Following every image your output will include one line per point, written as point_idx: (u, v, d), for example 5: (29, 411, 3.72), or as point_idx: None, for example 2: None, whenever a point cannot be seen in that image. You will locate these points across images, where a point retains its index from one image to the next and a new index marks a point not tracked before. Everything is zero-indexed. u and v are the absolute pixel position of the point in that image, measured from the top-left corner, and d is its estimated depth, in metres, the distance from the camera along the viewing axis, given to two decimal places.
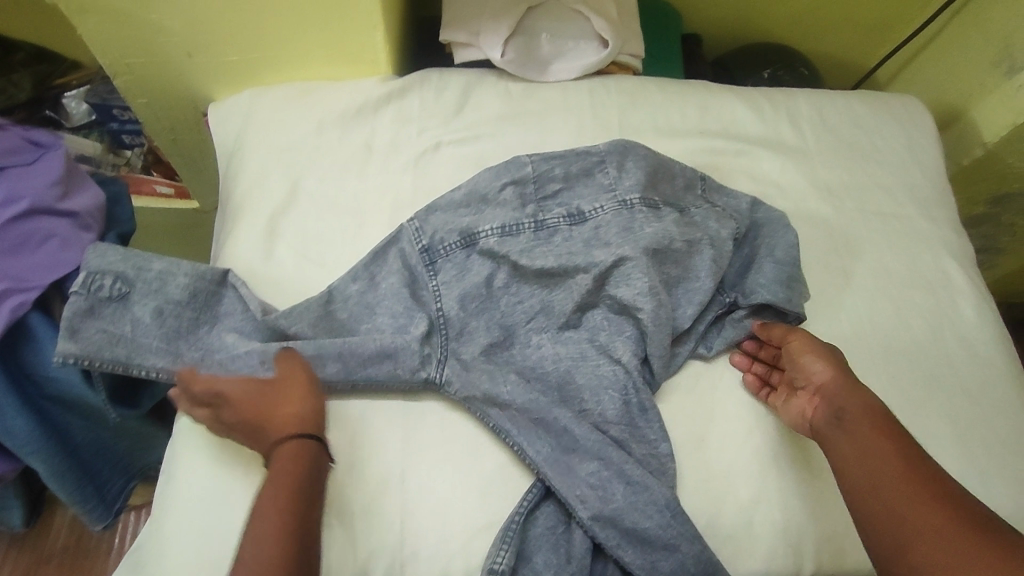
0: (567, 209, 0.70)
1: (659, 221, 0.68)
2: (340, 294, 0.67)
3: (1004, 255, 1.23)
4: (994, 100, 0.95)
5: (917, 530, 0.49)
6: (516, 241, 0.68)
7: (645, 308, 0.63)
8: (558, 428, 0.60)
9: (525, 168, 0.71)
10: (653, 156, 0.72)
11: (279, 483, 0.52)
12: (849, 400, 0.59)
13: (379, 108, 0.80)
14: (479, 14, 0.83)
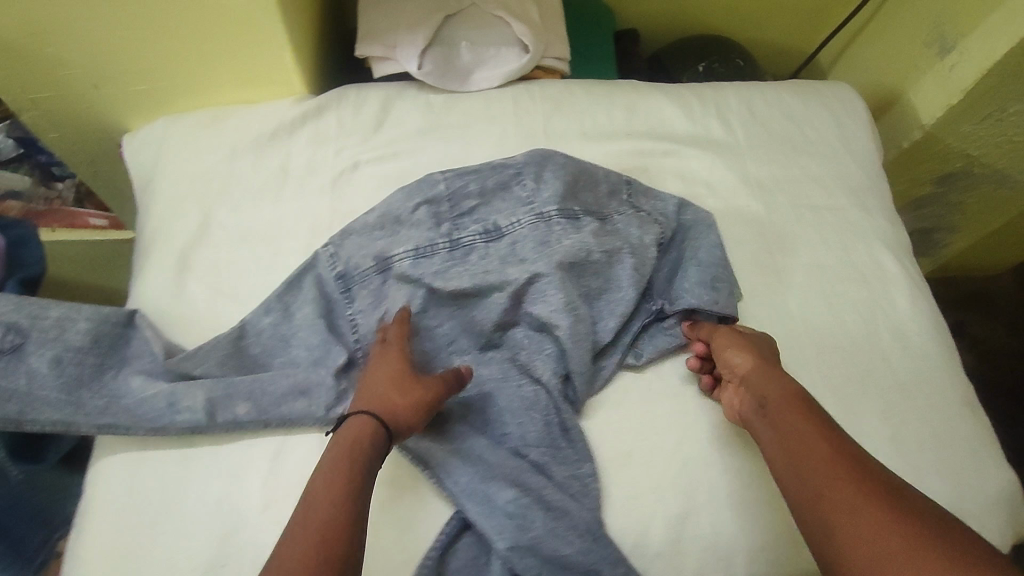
0: (484, 225, 0.68)
1: (577, 232, 0.67)
2: (252, 329, 0.65)
3: (958, 234, 1.23)
4: (929, 81, 0.93)
5: (848, 513, 0.50)
6: (430, 263, 0.66)
7: (562, 325, 0.63)
8: (475, 457, 0.59)
9: (438, 186, 0.70)
10: (573, 163, 0.71)
11: (352, 443, 0.54)
12: (767, 389, 0.60)
13: (294, 130, 0.78)
14: (393, 26, 0.81)
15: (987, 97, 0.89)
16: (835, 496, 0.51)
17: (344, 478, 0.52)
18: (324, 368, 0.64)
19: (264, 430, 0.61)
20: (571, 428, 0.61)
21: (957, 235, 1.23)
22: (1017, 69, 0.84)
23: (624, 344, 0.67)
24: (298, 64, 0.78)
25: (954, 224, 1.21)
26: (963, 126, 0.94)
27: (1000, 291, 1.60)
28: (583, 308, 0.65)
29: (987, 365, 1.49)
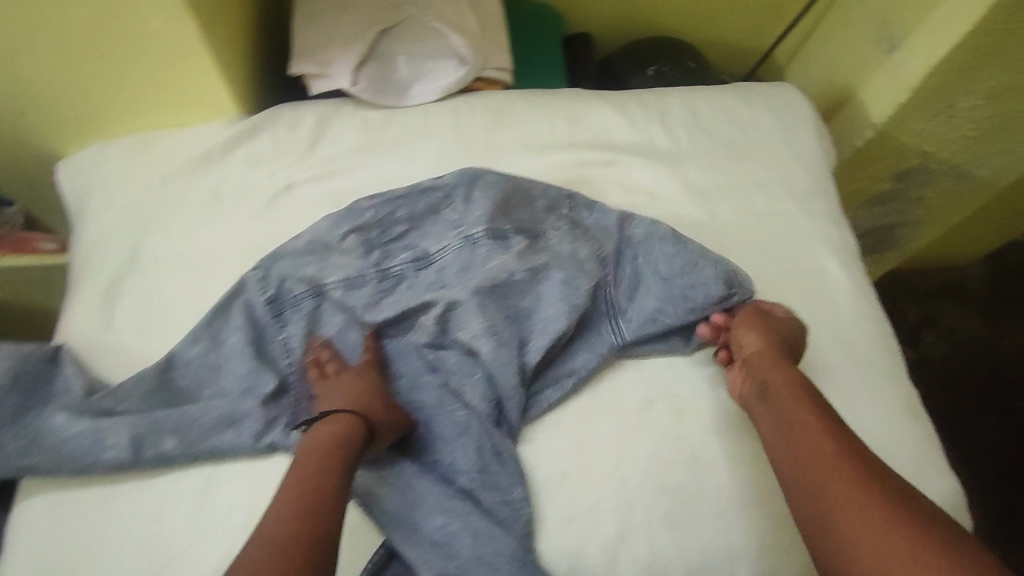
0: (413, 252, 0.70)
1: (503, 253, 0.69)
2: (180, 359, 0.64)
3: (923, 227, 1.23)
4: (880, 79, 0.92)
5: (840, 507, 0.51)
6: (361, 293, 0.68)
7: (485, 349, 0.64)
8: (401, 486, 0.61)
9: (366, 213, 0.71)
10: (503, 181, 0.72)
11: (316, 447, 0.57)
12: (771, 374, 0.63)
13: (228, 152, 0.76)
14: (327, 42, 0.79)
15: (935, 95, 0.88)
16: (829, 488, 0.53)
17: (319, 481, 0.55)
18: (253, 397, 0.63)
19: (192, 463, 0.60)
20: (503, 451, 0.61)
21: (921, 229, 1.25)
22: (962, 67, 0.83)
23: (558, 366, 0.66)
24: (229, 85, 0.76)
25: (919, 217, 1.21)
26: (914, 124, 0.94)
27: (972, 281, 1.60)
28: (512, 329, 0.66)
29: (963, 354, 1.48)
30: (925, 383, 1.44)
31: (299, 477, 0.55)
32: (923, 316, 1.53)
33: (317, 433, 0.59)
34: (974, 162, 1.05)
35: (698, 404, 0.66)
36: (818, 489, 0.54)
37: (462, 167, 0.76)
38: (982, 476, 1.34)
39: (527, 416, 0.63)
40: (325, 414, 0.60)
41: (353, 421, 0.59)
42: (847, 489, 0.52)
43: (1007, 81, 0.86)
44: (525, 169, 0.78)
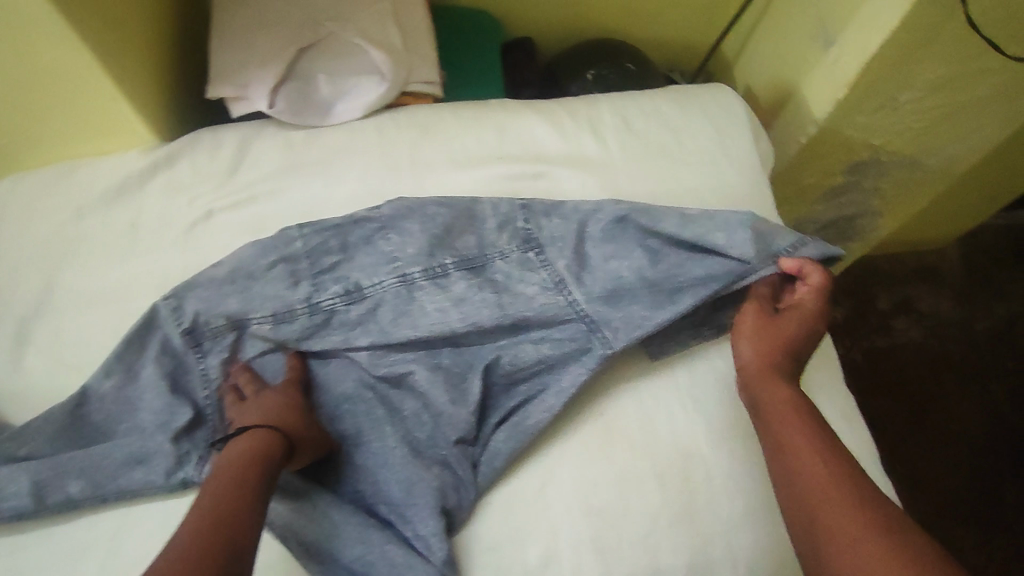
0: (345, 285, 0.64)
1: (443, 294, 0.64)
2: (94, 394, 0.62)
3: (883, 216, 1.17)
4: (818, 75, 0.90)
5: (837, 537, 0.49)
6: (290, 328, 0.64)
7: (422, 386, 0.62)
8: (318, 515, 0.57)
9: (294, 243, 0.65)
10: (445, 210, 0.67)
11: (246, 459, 0.55)
12: (760, 394, 0.61)
13: (145, 180, 0.74)
14: (243, 64, 0.78)
15: (874, 89, 0.86)
16: (827, 517, 0.50)
17: (250, 497, 0.52)
18: (166, 433, 0.60)
19: (103, 504, 0.58)
20: (418, 487, 0.58)
21: (882, 218, 1.18)
22: (896, 62, 0.81)
23: (514, 420, 0.62)
24: (142, 114, 0.74)
25: (877, 208, 1.15)
26: (857, 118, 0.91)
27: (948, 264, 1.51)
28: (446, 368, 0.63)
29: (936, 340, 1.41)
30: (896, 372, 1.36)
31: (228, 487, 0.52)
32: (897, 302, 1.45)
33: (250, 442, 0.56)
34: (926, 153, 1.00)
35: (626, 421, 0.64)
36: (812, 517, 0.51)
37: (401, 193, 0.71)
38: (953, 466, 1.27)
39: (479, 471, 0.61)
40: (241, 428, 0.57)
41: (272, 437, 0.57)
42: (840, 517, 0.50)
43: (944, 73, 0.84)
44: (451, 185, 0.76)
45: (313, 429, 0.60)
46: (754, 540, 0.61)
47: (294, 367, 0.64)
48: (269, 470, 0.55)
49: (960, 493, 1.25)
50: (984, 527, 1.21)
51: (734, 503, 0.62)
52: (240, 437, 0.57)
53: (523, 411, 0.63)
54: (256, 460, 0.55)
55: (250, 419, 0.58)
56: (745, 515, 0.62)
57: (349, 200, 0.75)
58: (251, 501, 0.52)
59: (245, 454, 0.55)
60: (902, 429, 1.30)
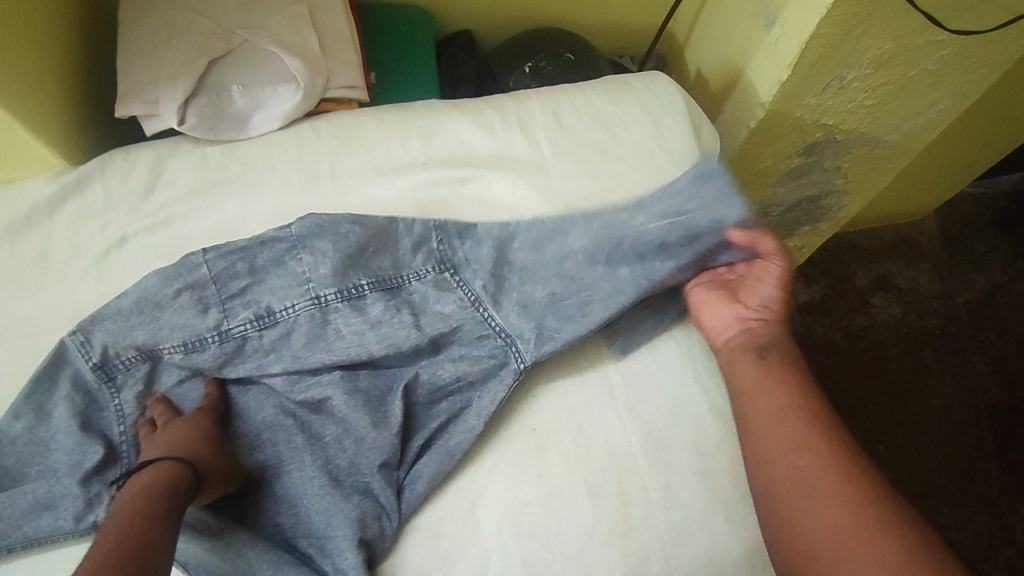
0: (255, 310, 0.61)
1: (359, 317, 0.62)
2: (3, 438, 0.58)
3: (850, 196, 1.13)
4: (762, 55, 0.86)
5: (811, 480, 0.50)
6: (202, 358, 0.60)
7: (340, 410, 0.59)
8: (231, 553, 0.53)
9: (199, 268, 0.62)
10: (358, 228, 0.64)
11: (154, 486, 0.51)
12: (772, 336, 0.63)
13: (54, 208, 0.71)
14: (152, 80, 0.74)
15: (819, 66, 0.82)
16: (800, 463, 0.51)
17: (158, 516, 0.49)
18: (75, 475, 0.57)
19: (13, 553, 0.56)
20: (336, 517, 0.54)
21: (849, 196, 1.14)
22: (837, 40, 0.78)
23: (438, 444, 0.60)
24: (43, 138, 0.71)
25: (843, 186, 1.10)
26: (806, 98, 0.87)
27: (926, 236, 1.47)
28: (366, 392, 0.60)
29: (916, 314, 1.37)
30: (876, 350, 1.33)
31: (133, 509, 0.49)
32: (874, 278, 1.41)
33: (159, 471, 0.52)
34: (884, 129, 0.96)
35: (560, 432, 0.60)
36: (785, 463, 0.52)
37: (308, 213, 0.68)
38: (936, 444, 1.24)
39: (402, 497, 0.57)
40: (146, 460, 0.53)
41: (183, 471, 0.53)
42: (814, 462, 0.51)
43: (890, 48, 0.80)
44: (375, 195, 0.73)
45: (224, 461, 0.57)
46: (693, 554, 0.56)
47: (212, 395, 0.61)
48: (182, 502, 0.52)
49: (944, 470, 1.22)
50: (968, 504, 1.19)
51: (674, 517, 0.57)
52: (151, 467, 0.53)
53: (446, 434, 0.60)
54: (164, 487, 0.51)
55: (156, 451, 0.55)
56: (691, 529, 0.57)
57: (268, 215, 0.72)
58: (159, 523, 0.49)
59: (152, 482, 0.51)
60: (884, 408, 1.27)
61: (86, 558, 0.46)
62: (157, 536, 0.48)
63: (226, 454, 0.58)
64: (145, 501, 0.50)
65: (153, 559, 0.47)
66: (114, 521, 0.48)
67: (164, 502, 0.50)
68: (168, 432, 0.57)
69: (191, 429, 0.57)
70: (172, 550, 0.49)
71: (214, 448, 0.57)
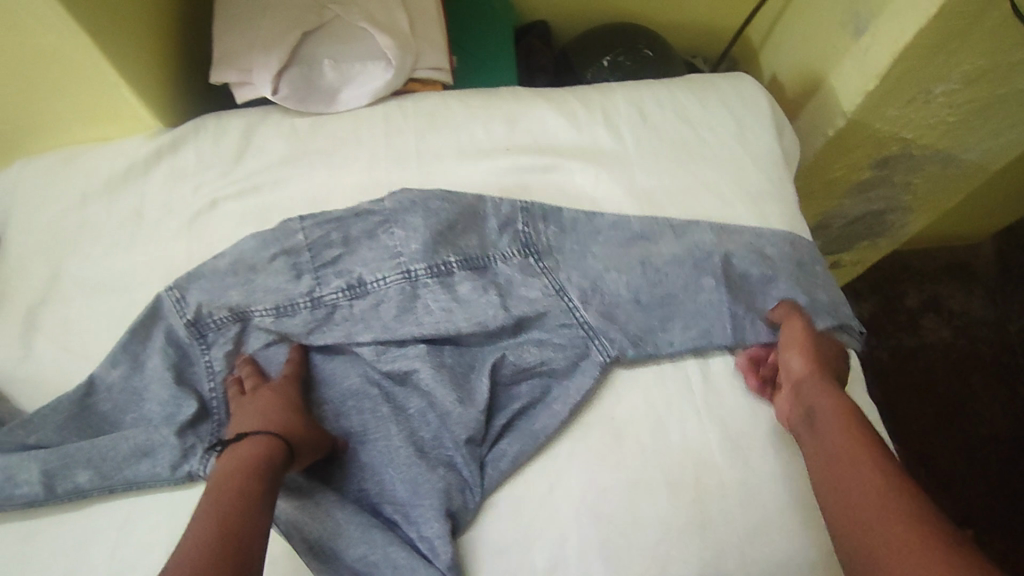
0: (347, 280, 0.63)
1: (448, 295, 0.63)
2: (101, 382, 0.61)
3: (915, 212, 1.11)
4: (848, 64, 0.85)
5: (893, 547, 0.45)
6: (293, 321, 0.62)
7: (428, 382, 0.60)
8: (322, 513, 0.55)
9: (296, 235, 0.63)
10: (448, 205, 0.65)
11: (250, 463, 0.52)
12: (819, 398, 0.58)
13: (149, 167, 0.73)
14: (248, 47, 0.75)
15: (908, 79, 0.81)
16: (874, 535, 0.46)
17: (249, 501, 0.50)
18: (172, 425, 0.59)
19: (112, 494, 0.58)
20: (424, 486, 0.56)
21: (914, 214, 1.12)
22: (930, 53, 0.77)
23: (520, 424, 0.61)
24: (144, 98, 0.73)
25: (909, 202, 1.09)
26: (888, 110, 0.86)
27: (981, 260, 1.44)
28: (452, 369, 0.61)
29: (964, 338, 1.36)
30: (923, 370, 1.32)
31: (229, 490, 0.50)
32: (926, 299, 1.39)
33: (249, 450, 0.53)
34: (961, 146, 0.95)
35: (638, 423, 0.61)
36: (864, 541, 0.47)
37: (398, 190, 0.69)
38: (979, 471, 1.23)
39: (485, 473, 0.58)
40: (243, 434, 0.55)
41: (275, 445, 0.54)
42: (899, 523, 0.46)
43: (982, 64, 0.79)
44: (459, 177, 0.74)
45: (313, 431, 0.58)
46: (766, 553, 0.57)
47: (296, 361, 0.62)
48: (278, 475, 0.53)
49: (985, 493, 1.21)
50: (1008, 533, 1.17)
51: (748, 514, 0.58)
52: (249, 439, 0.55)
53: (527, 415, 0.61)
54: (261, 463, 0.53)
55: (249, 422, 0.56)
56: (765, 528, 0.58)
57: (355, 190, 0.73)
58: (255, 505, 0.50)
59: (249, 458, 0.53)
60: (927, 429, 1.26)
61: (188, 542, 0.47)
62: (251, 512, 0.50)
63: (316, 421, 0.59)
64: (238, 480, 0.51)
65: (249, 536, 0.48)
66: (211, 500, 0.50)
67: (258, 481, 0.51)
68: (258, 401, 0.58)
69: (283, 401, 0.58)
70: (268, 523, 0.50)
71: (303, 416, 0.58)
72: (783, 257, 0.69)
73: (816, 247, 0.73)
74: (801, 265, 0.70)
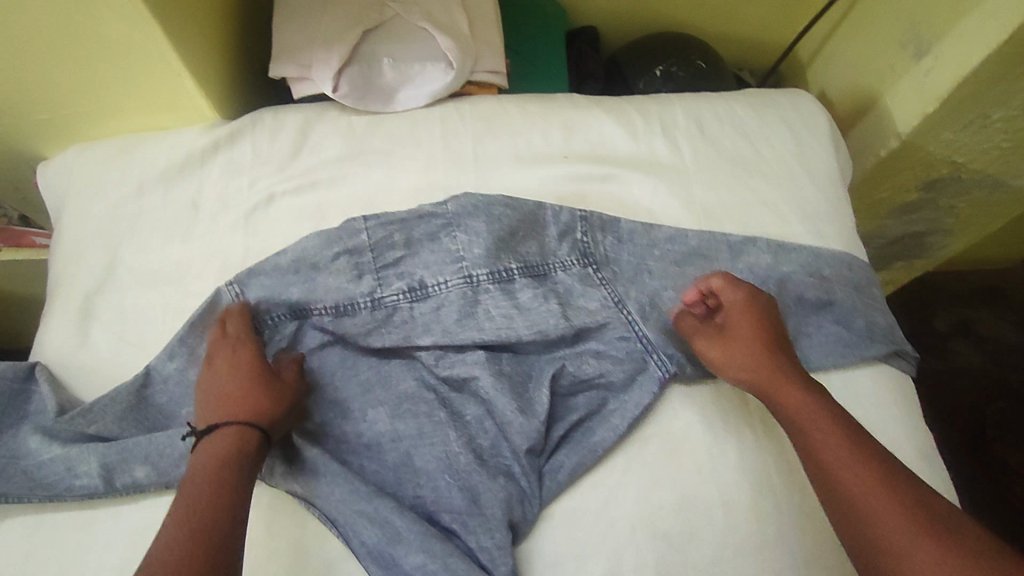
0: (409, 282, 0.62)
1: (508, 302, 0.62)
2: (158, 375, 0.61)
3: (956, 235, 1.10)
4: (906, 85, 0.85)
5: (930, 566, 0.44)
6: (353, 321, 0.61)
7: (489, 390, 0.60)
8: (381, 519, 0.55)
9: (360, 234, 0.62)
10: (510, 211, 0.65)
11: (215, 455, 0.51)
12: (787, 399, 0.56)
13: (206, 159, 0.73)
14: (310, 43, 0.75)
15: (968, 103, 0.80)
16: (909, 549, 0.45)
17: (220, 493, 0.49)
18: None
19: (168, 490, 0.58)
20: (484, 495, 0.56)
21: (954, 237, 1.12)
22: (995, 79, 0.76)
23: (577, 436, 0.61)
24: (205, 90, 0.72)
25: (951, 225, 1.08)
26: (944, 133, 0.85)
27: (1013, 286, 1.44)
28: (510, 378, 0.61)
29: (996, 363, 1.34)
30: (951, 395, 1.31)
31: (199, 482, 0.49)
32: (957, 323, 1.39)
33: (211, 444, 0.52)
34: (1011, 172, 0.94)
35: (695, 441, 0.61)
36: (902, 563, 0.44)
37: (459, 194, 0.68)
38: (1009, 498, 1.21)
39: (543, 483, 0.58)
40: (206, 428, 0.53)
41: (234, 431, 0.53)
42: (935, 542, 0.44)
43: None
44: (516, 183, 0.73)
45: (270, 398, 0.56)
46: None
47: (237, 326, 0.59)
48: (254, 452, 0.53)
49: (1021, 523, 1.17)
50: None
51: (805, 537, 0.58)
52: (211, 435, 0.53)
53: (584, 427, 0.61)
54: (226, 453, 0.51)
55: (205, 416, 0.54)
56: (821, 552, 0.58)
57: (412, 191, 0.73)
58: (224, 497, 0.49)
59: (213, 453, 0.51)
60: (956, 456, 1.24)
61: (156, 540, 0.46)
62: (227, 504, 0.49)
63: (275, 375, 0.58)
64: (212, 472, 0.50)
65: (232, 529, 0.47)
66: (185, 493, 0.49)
67: (224, 470, 0.50)
68: (206, 391, 0.56)
69: (231, 377, 0.56)
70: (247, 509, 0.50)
71: (257, 378, 0.56)
72: (841, 279, 0.69)
73: (872, 270, 0.72)
74: (860, 288, 0.69)
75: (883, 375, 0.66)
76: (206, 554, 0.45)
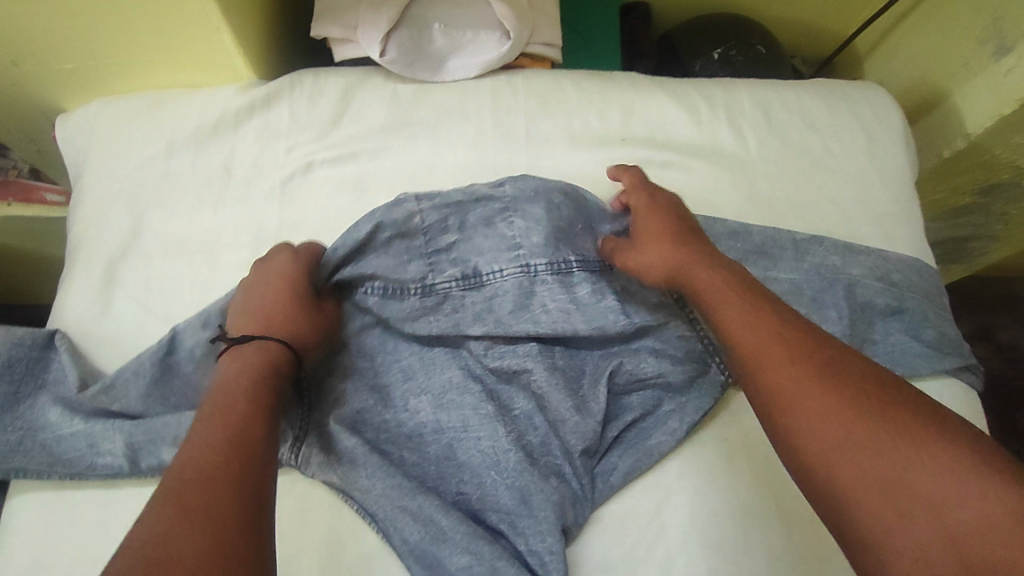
0: (462, 268, 0.58)
1: (566, 296, 0.57)
2: (182, 344, 0.57)
3: (999, 243, 1.04)
4: (979, 85, 0.80)
5: (835, 428, 0.43)
6: (400, 305, 0.57)
7: (543, 386, 0.56)
8: (425, 517, 0.52)
9: (411, 216, 0.58)
10: (570, 199, 0.61)
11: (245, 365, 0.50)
12: (702, 281, 0.54)
13: (240, 121, 0.68)
14: (357, 2, 0.70)
15: None
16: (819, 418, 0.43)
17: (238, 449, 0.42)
18: None
19: None
20: (534, 497, 0.53)
21: (996, 244, 1.05)
22: None
23: (632, 439, 0.57)
24: (243, 48, 0.67)
25: (995, 233, 1.02)
26: (1014, 137, 0.80)
27: None
28: (563, 374, 0.57)
29: None
30: None
31: (210, 435, 0.43)
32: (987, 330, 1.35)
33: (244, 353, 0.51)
34: None
35: (754, 449, 0.58)
36: (816, 435, 0.43)
37: (514, 176, 0.64)
38: None
39: (595, 485, 0.55)
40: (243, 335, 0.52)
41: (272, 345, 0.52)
42: (837, 402, 0.44)
43: None
44: (570, 165, 0.69)
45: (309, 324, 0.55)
46: None
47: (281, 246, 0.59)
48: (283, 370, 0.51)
49: None
50: None
51: None
52: (244, 344, 0.51)
53: (637, 429, 0.58)
54: (259, 364, 0.50)
55: (242, 326, 0.54)
56: None
57: (460, 168, 0.68)
58: (245, 454, 0.42)
59: (246, 363, 0.50)
60: None
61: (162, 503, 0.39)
62: (242, 479, 0.41)
63: (317, 303, 0.57)
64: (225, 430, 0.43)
65: (252, 505, 0.40)
66: (194, 450, 0.42)
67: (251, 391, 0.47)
68: (248, 303, 0.55)
69: (271, 292, 0.55)
70: (271, 485, 0.42)
71: (298, 301, 0.55)
72: (911, 286, 0.65)
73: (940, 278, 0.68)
74: (929, 295, 0.66)
75: (951, 389, 0.63)
76: (232, 512, 0.39)
